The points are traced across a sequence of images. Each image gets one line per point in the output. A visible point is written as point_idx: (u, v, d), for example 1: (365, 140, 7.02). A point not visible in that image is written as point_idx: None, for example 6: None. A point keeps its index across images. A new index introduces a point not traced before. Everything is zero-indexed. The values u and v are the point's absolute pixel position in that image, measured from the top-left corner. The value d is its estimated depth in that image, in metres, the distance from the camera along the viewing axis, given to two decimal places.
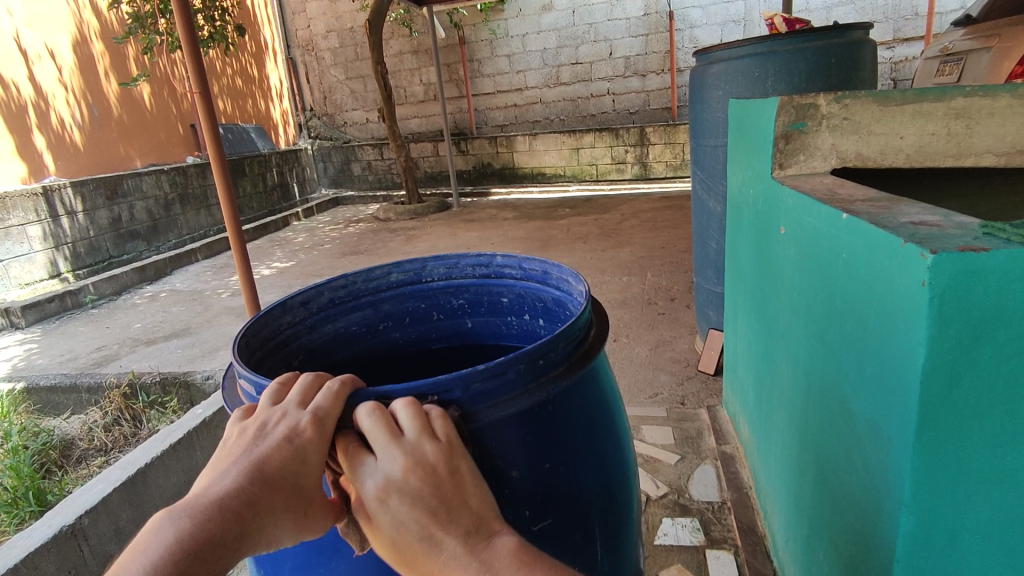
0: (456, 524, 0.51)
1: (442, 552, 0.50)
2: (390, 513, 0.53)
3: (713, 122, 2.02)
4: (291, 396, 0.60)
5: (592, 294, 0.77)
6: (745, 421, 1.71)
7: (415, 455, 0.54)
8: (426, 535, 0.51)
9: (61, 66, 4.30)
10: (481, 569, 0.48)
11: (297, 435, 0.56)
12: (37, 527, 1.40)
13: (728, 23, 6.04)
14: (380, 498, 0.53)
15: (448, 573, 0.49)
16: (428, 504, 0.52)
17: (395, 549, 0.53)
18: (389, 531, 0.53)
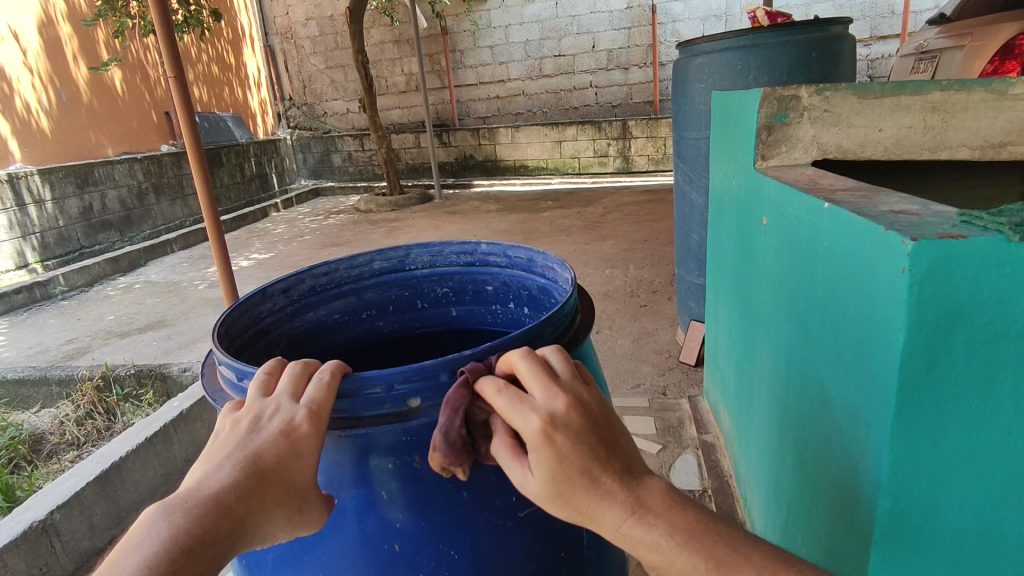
0: (612, 462, 0.51)
1: (600, 488, 0.50)
2: (552, 449, 0.50)
3: (696, 114, 2.02)
4: (284, 386, 0.59)
5: (578, 281, 0.77)
6: (726, 411, 1.73)
7: (574, 396, 0.53)
8: (589, 471, 0.50)
9: (25, 48, 4.16)
10: (635, 504, 0.50)
11: (294, 428, 0.55)
12: (6, 523, 1.36)
13: (710, 18, 6.08)
14: (545, 432, 0.50)
15: (604, 506, 0.50)
16: (592, 440, 0.51)
17: (548, 488, 0.50)
18: (548, 466, 0.50)
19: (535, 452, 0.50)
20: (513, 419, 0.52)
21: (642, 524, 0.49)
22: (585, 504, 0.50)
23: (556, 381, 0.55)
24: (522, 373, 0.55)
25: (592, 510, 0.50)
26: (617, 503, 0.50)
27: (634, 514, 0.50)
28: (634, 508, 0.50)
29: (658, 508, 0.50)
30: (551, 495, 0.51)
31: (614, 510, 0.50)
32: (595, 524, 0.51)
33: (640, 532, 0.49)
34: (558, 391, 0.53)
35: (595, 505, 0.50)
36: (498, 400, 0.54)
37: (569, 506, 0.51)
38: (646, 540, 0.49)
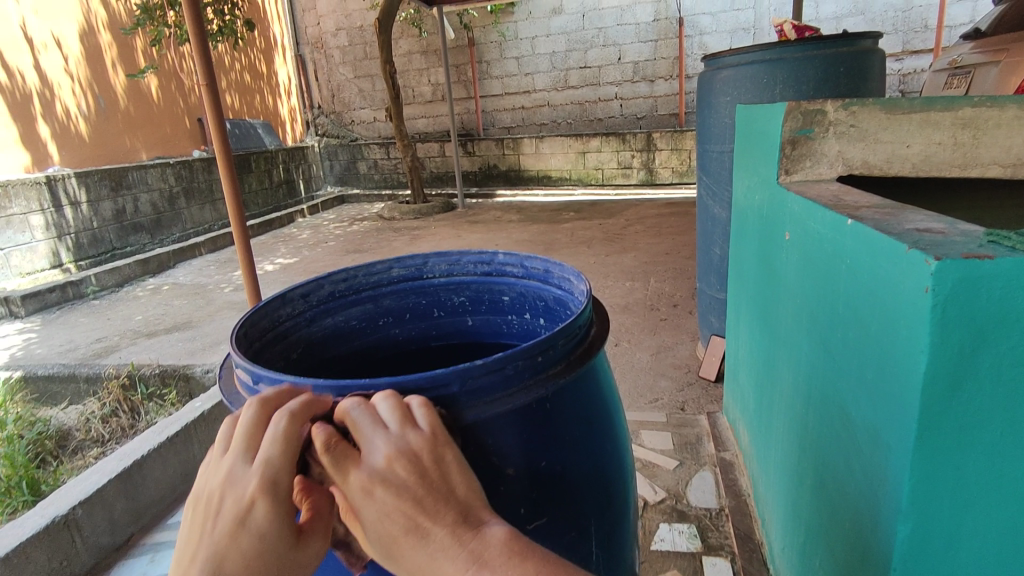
0: (443, 514, 0.48)
1: (430, 544, 0.46)
2: (374, 506, 0.49)
3: (721, 128, 2.01)
4: (239, 448, 0.53)
5: (592, 293, 0.76)
6: (745, 428, 1.70)
7: (394, 446, 0.52)
8: (414, 529, 0.47)
9: (67, 56, 4.33)
10: (471, 561, 0.45)
11: (247, 505, 0.50)
12: (31, 516, 1.40)
13: (738, 31, 6.04)
14: (366, 490, 0.50)
15: (437, 567, 0.46)
16: (411, 494, 0.49)
17: (383, 549, 0.49)
18: (373, 525, 0.49)
19: (361, 512, 0.50)
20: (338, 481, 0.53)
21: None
22: (416, 564, 0.47)
23: (383, 432, 0.53)
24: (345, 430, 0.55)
25: (425, 570, 0.46)
26: (452, 562, 0.45)
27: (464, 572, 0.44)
28: (469, 566, 0.45)
29: (500, 563, 0.44)
30: (389, 557, 0.49)
31: (447, 568, 0.45)
32: None
33: None
34: (375, 445, 0.52)
35: (425, 564, 0.46)
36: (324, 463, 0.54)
37: (404, 567, 0.48)
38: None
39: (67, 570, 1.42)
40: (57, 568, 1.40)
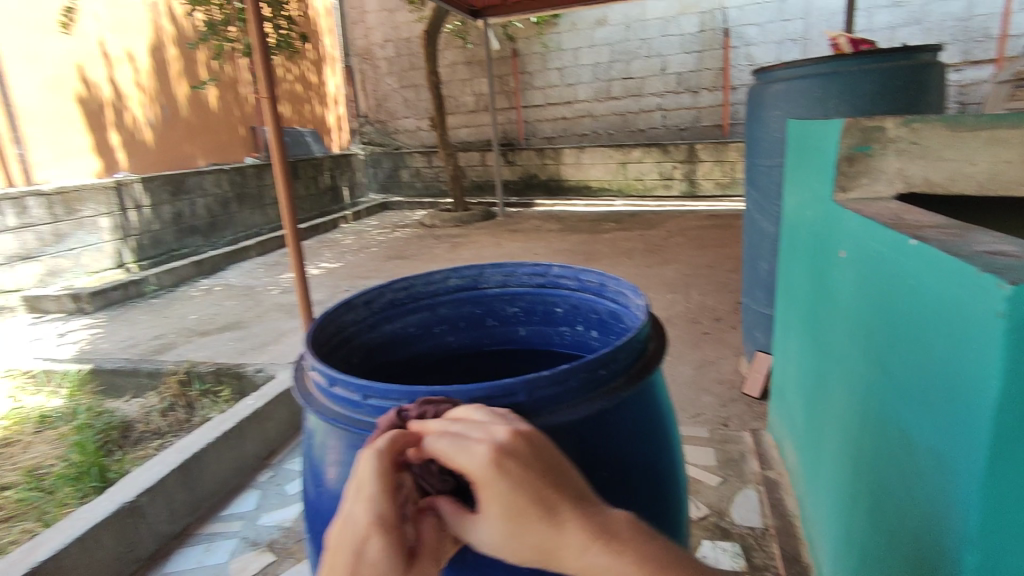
0: (566, 490, 0.53)
1: (563, 518, 0.51)
2: (507, 480, 0.52)
3: (771, 142, 1.99)
4: (349, 489, 0.56)
5: (651, 309, 0.78)
6: (792, 447, 1.67)
7: (512, 429, 0.55)
8: (544, 503, 0.52)
9: (137, 69, 4.59)
10: (601, 531, 0.51)
11: (359, 543, 0.53)
12: (102, 501, 1.50)
13: (786, 42, 5.94)
14: (495, 466, 0.53)
15: (570, 537, 0.51)
16: (538, 473, 0.53)
17: (510, 524, 0.53)
18: (502, 499, 0.52)
19: (489, 488, 0.53)
20: (458, 460, 0.54)
21: (605, 552, 0.50)
22: (543, 537, 0.52)
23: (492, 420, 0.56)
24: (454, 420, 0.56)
25: (556, 540, 0.51)
26: (581, 533, 0.51)
27: (596, 542, 0.50)
28: (601, 537, 0.50)
29: (628, 536, 0.50)
30: (512, 531, 0.53)
31: (578, 538, 0.51)
32: (557, 558, 0.51)
33: (605, 561, 0.49)
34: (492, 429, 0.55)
35: (555, 535, 0.51)
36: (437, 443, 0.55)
37: (533, 539, 0.52)
38: (612, 568, 0.49)
39: (132, 554, 1.50)
40: (124, 552, 1.49)
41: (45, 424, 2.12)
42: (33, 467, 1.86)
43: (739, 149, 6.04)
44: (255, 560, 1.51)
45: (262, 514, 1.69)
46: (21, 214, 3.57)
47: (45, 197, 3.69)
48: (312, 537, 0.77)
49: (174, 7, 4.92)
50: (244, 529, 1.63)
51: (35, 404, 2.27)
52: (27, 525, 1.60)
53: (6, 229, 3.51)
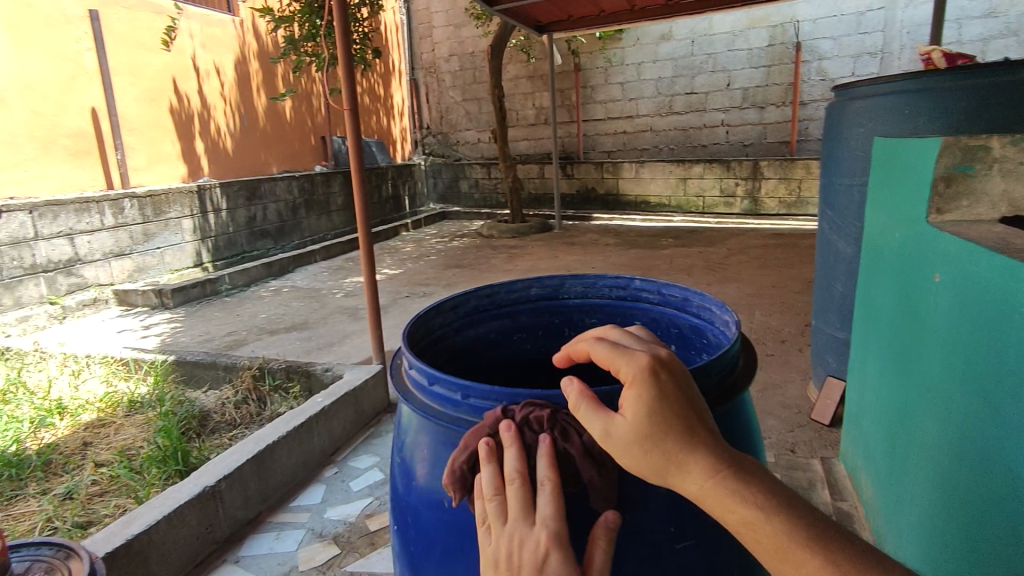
0: (704, 421, 0.58)
1: (699, 436, 0.56)
2: (662, 384, 0.58)
3: (852, 160, 1.93)
4: (514, 513, 0.62)
5: (740, 325, 0.78)
6: (868, 479, 1.59)
7: (672, 358, 0.62)
8: (686, 422, 0.56)
9: (223, 82, 4.91)
10: (729, 459, 0.55)
11: (541, 564, 0.58)
12: (187, 483, 1.59)
13: (862, 56, 5.75)
14: (650, 372, 0.59)
15: (700, 456, 0.55)
16: (688, 397, 0.58)
17: (644, 424, 0.56)
18: (647, 401, 0.57)
19: (639, 387, 0.58)
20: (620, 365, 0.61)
21: (727, 483, 0.53)
22: (676, 450, 0.55)
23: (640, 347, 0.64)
24: (617, 340, 0.65)
25: (688, 454, 0.55)
26: (707, 459, 0.55)
27: (719, 473, 0.54)
28: (730, 468, 0.54)
29: (755, 476, 0.54)
30: (639, 432, 0.56)
31: (705, 463, 0.54)
32: (682, 471, 0.55)
33: (728, 486, 0.53)
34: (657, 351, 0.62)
35: (686, 452, 0.55)
36: (598, 347, 0.65)
37: (666, 451, 0.56)
38: (732, 496, 0.53)
39: (210, 536, 1.59)
40: (203, 532, 1.57)
41: (134, 408, 2.27)
42: (124, 448, 2.01)
43: (807, 166, 5.86)
44: (322, 551, 1.56)
45: (327, 508, 1.75)
46: (117, 214, 3.87)
47: (138, 199, 3.99)
48: (397, 532, 0.80)
49: (259, 24, 5.24)
50: (311, 521, 1.69)
51: (125, 389, 2.43)
52: (120, 501, 1.73)
53: (103, 228, 3.80)
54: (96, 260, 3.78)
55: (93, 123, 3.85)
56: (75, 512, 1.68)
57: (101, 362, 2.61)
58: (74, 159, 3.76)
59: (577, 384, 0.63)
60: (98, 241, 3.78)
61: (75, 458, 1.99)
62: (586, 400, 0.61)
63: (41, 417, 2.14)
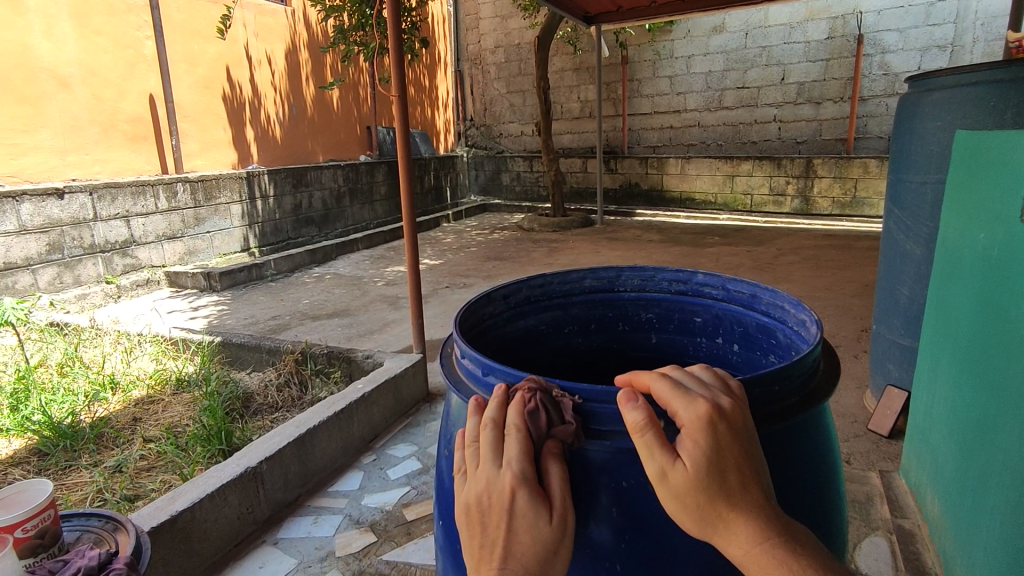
0: (759, 477, 0.54)
1: (750, 497, 0.53)
2: (717, 437, 0.53)
3: (927, 156, 1.80)
4: (487, 455, 0.58)
5: (821, 326, 0.72)
6: (933, 496, 1.49)
7: (737, 401, 0.56)
8: (741, 477, 0.53)
9: (274, 70, 5.00)
10: (779, 527, 0.52)
11: (510, 501, 0.55)
12: (230, 463, 1.60)
13: (931, 49, 5.44)
14: (709, 422, 0.53)
15: (747, 516, 0.52)
16: (745, 451, 0.54)
17: (701, 478, 0.52)
18: (706, 452, 0.53)
19: (696, 436, 0.53)
20: (674, 406, 0.55)
21: (775, 552, 0.51)
22: (726, 509, 0.52)
23: (703, 384, 0.57)
24: (678, 371, 0.58)
25: (737, 513, 0.52)
26: (753, 523, 0.52)
27: (768, 539, 0.51)
28: (778, 535, 0.52)
29: (804, 545, 0.52)
30: (695, 484, 0.52)
31: (753, 526, 0.52)
32: (724, 528, 0.52)
33: (776, 555, 0.51)
34: (719, 392, 0.56)
35: (735, 511, 0.52)
36: (659, 381, 0.57)
37: (711, 504, 0.52)
38: (779, 567, 0.50)
39: (251, 516, 1.60)
40: (245, 512, 1.58)
41: (181, 387, 2.33)
42: (171, 425, 2.06)
43: (864, 165, 5.60)
44: (359, 538, 1.55)
45: (365, 495, 1.74)
46: (170, 198, 3.99)
47: (191, 184, 4.10)
48: (442, 527, 0.77)
49: (310, 15, 5.31)
50: (348, 507, 1.69)
51: (173, 367, 2.49)
52: (166, 476, 1.77)
53: (157, 211, 3.92)
54: (149, 242, 3.90)
55: (149, 109, 3.97)
56: (124, 485, 1.72)
57: (151, 340, 2.68)
58: (131, 143, 3.88)
59: (643, 412, 0.56)
60: (152, 224, 3.90)
61: (125, 432, 2.04)
62: (653, 429, 0.55)
63: (95, 391, 2.21)
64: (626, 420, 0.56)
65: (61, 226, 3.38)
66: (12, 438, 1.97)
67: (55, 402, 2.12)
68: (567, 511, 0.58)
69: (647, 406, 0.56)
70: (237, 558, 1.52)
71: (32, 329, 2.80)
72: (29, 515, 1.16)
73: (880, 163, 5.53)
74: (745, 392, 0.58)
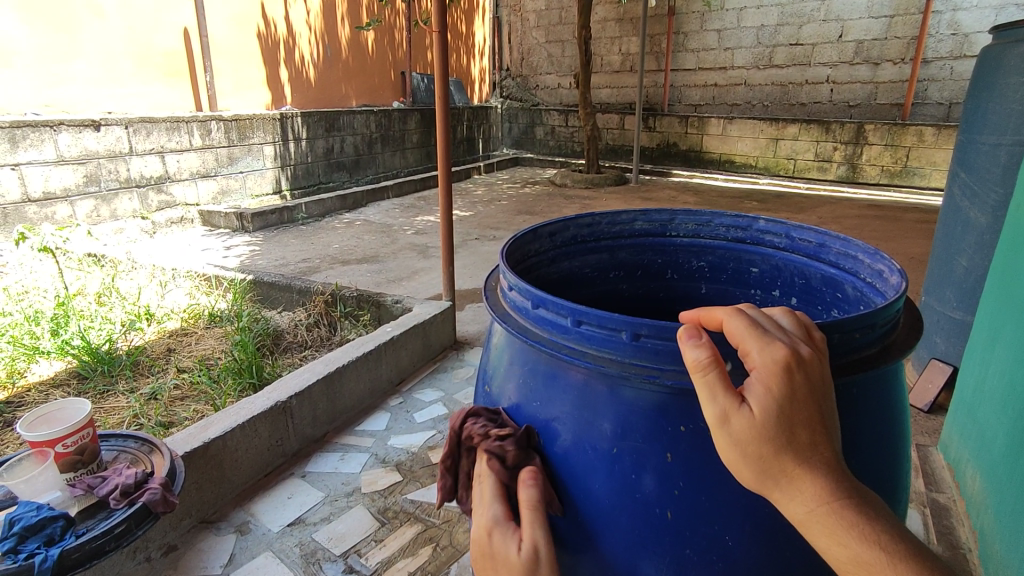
0: (832, 438, 0.49)
1: (819, 458, 0.48)
2: (793, 389, 0.48)
3: (1005, 116, 1.67)
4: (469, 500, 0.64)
5: (904, 277, 0.65)
6: (975, 472, 1.43)
7: (816, 352, 0.51)
8: (812, 431, 0.48)
9: (309, 9, 4.88)
10: (853, 492, 0.47)
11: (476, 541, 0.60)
12: (260, 396, 1.61)
13: (1008, 7, 4.99)
14: (786, 368, 0.48)
15: (819, 479, 0.47)
16: (821, 405, 0.49)
17: (769, 424, 0.47)
18: (777, 399, 0.48)
19: (769, 380, 0.48)
20: (747, 345, 0.50)
21: (843, 514, 0.46)
22: (793, 463, 0.47)
23: (783, 331, 0.52)
24: (755, 311, 0.53)
25: (805, 474, 0.47)
26: (821, 488, 0.47)
27: (836, 500, 0.47)
28: (850, 496, 0.47)
29: (878, 511, 0.47)
30: (760, 432, 0.47)
31: (823, 485, 0.47)
32: (787, 487, 0.48)
33: (845, 521, 0.46)
34: (796, 338, 0.51)
35: (803, 466, 0.47)
36: (734, 317, 0.52)
37: (778, 462, 0.47)
38: (848, 529, 0.46)
39: (279, 448, 1.62)
40: (274, 445, 1.61)
41: (214, 321, 2.36)
42: (204, 357, 2.10)
43: (919, 133, 5.29)
44: (384, 476, 1.57)
45: (391, 435, 1.76)
46: (205, 135, 3.98)
47: (225, 122, 4.08)
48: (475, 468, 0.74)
49: None
50: (375, 446, 1.70)
51: (206, 303, 2.53)
52: (199, 406, 1.81)
53: (191, 148, 3.92)
54: (184, 179, 3.93)
55: (184, 43, 3.93)
56: (159, 412, 1.76)
57: (185, 276, 2.71)
58: (166, 79, 3.87)
59: (705, 349, 0.50)
60: (186, 161, 3.91)
61: (160, 361, 2.09)
62: (717, 368, 0.49)
63: (131, 320, 2.25)
64: (684, 358, 0.51)
65: (97, 158, 3.40)
66: (54, 360, 2.02)
67: (93, 329, 2.16)
68: (537, 531, 0.58)
69: (709, 344, 0.51)
70: (266, 487, 1.54)
71: (71, 259, 2.86)
72: (71, 432, 1.18)
73: (937, 131, 5.21)
74: (826, 346, 0.53)
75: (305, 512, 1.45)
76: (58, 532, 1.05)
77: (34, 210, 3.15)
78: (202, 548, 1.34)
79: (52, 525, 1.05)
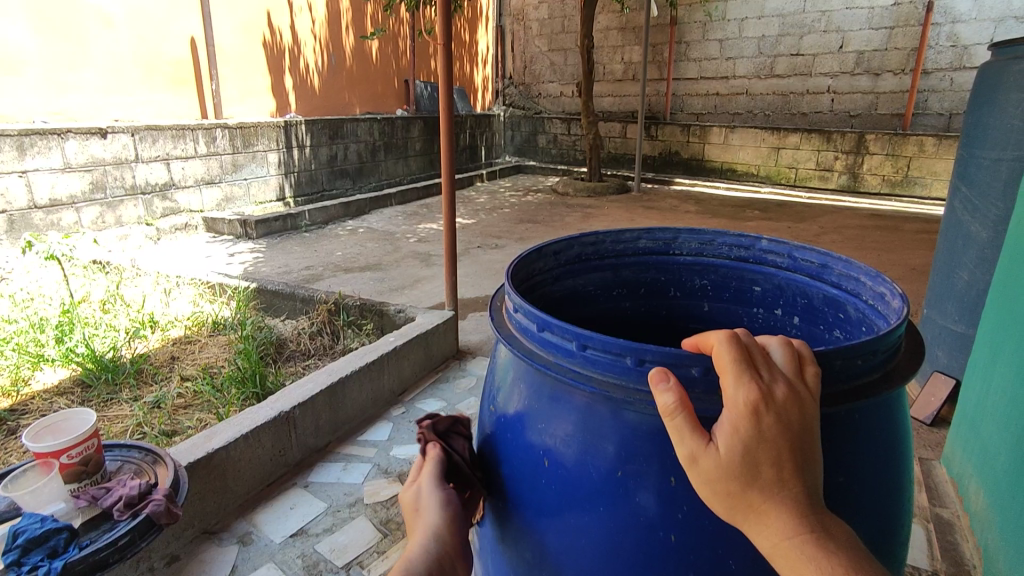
0: (802, 470, 0.50)
1: (784, 492, 0.49)
2: (760, 430, 0.49)
3: (1005, 131, 1.68)
4: None
5: (906, 300, 0.66)
6: (979, 487, 1.43)
7: (798, 390, 0.51)
8: (780, 468, 0.49)
9: (314, 18, 4.92)
10: (817, 524, 0.48)
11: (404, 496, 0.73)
12: (264, 407, 1.62)
13: (1007, 19, 5.02)
14: (755, 410, 0.49)
15: (781, 515, 0.49)
16: (791, 443, 0.50)
17: (731, 464, 0.49)
18: (742, 440, 0.49)
19: (738, 421, 0.49)
20: (724, 379, 0.51)
21: (804, 548, 0.47)
22: (758, 498, 0.49)
23: (769, 366, 0.52)
24: (748, 339, 0.53)
25: (764, 508, 0.49)
26: (782, 522, 0.48)
27: (801, 534, 0.48)
28: (814, 531, 0.48)
29: (843, 545, 0.48)
30: (724, 470, 0.49)
31: (788, 520, 0.48)
32: (749, 521, 0.50)
33: (804, 556, 0.47)
34: (776, 374, 0.51)
35: (768, 502, 0.49)
36: (724, 345, 0.52)
37: (737, 496, 0.49)
38: (808, 563, 0.47)
39: (282, 459, 1.63)
40: (276, 455, 1.61)
41: (218, 329, 2.37)
42: (207, 366, 2.10)
43: (920, 143, 5.30)
44: (387, 488, 1.57)
45: (393, 446, 1.76)
46: (209, 143, 4.01)
47: (229, 130, 4.11)
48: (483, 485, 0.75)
49: None
50: (377, 456, 1.71)
51: (210, 310, 2.53)
52: (203, 415, 1.82)
53: (196, 155, 3.94)
54: (189, 185, 3.95)
55: (191, 52, 3.97)
56: (162, 421, 1.76)
57: (189, 284, 2.72)
58: (173, 87, 3.90)
59: (676, 393, 0.52)
60: (191, 168, 3.93)
61: (164, 370, 2.09)
62: (686, 411, 0.51)
63: (135, 328, 2.25)
64: (658, 400, 0.53)
65: (103, 166, 3.42)
66: (58, 367, 2.02)
67: (97, 336, 2.18)
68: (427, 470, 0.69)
69: (682, 386, 0.52)
70: (269, 498, 1.55)
71: (77, 266, 2.87)
72: (76, 442, 1.17)
73: (938, 141, 5.22)
74: (820, 381, 0.53)
75: (307, 523, 1.45)
76: (62, 543, 1.06)
77: (40, 216, 3.16)
78: (204, 559, 1.34)
79: (56, 537, 1.06)
